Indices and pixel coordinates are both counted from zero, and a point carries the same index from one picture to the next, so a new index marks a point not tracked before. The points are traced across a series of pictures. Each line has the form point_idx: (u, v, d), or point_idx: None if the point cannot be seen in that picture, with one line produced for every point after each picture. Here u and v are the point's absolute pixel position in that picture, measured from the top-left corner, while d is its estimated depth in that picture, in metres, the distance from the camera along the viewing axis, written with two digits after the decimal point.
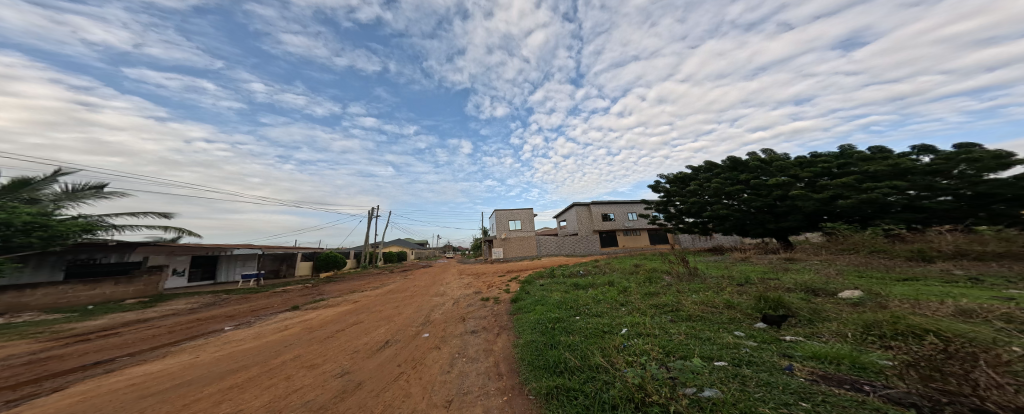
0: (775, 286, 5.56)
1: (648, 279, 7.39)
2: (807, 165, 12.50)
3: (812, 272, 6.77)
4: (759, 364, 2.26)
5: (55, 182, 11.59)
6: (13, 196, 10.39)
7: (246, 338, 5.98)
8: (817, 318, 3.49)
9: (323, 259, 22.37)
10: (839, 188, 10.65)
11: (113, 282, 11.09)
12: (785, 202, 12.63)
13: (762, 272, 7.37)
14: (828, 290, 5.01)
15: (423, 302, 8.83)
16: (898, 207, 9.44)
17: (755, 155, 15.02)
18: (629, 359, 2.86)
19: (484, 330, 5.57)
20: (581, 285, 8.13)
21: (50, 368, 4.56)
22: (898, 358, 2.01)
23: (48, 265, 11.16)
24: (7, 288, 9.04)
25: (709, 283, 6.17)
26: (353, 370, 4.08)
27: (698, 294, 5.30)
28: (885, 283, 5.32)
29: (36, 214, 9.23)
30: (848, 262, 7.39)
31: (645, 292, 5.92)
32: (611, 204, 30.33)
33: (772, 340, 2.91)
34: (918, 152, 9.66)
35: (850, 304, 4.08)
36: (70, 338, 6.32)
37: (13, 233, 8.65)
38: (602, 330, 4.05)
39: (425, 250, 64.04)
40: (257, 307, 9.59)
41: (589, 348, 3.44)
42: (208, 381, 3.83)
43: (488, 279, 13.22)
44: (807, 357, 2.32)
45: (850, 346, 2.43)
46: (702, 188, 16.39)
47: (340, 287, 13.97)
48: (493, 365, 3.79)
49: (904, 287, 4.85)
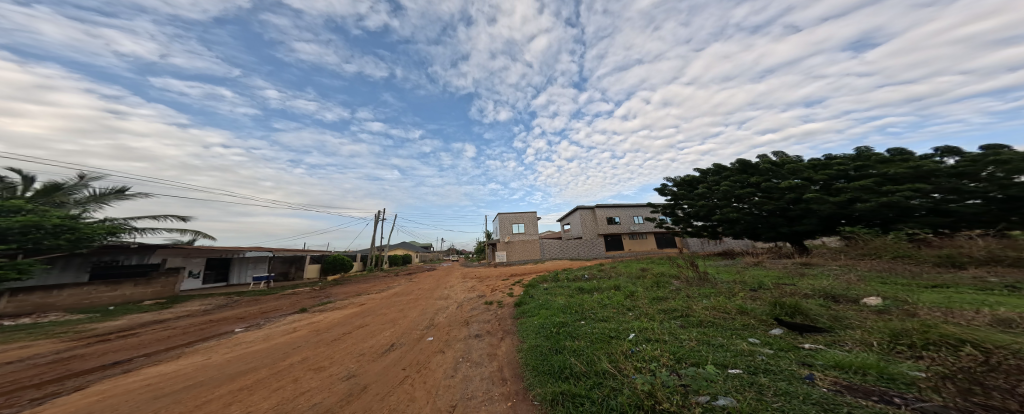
0: (791, 292, 5.33)
1: (656, 283, 7.20)
2: (821, 168, 12.11)
3: (831, 277, 6.48)
4: (776, 372, 2.14)
5: (84, 187, 12.16)
6: (45, 200, 10.91)
7: (256, 340, 6.05)
8: (839, 325, 3.30)
9: (330, 262, 22.66)
10: (857, 191, 10.22)
11: (133, 284, 11.43)
12: (799, 206, 12.21)
13: (775, 277, 7.09)
14: (849, 297, 4.76)
15: (427, 306, 8.79)
16: (923, 210, 9.07)
17: (765, 157, 14.66)
18: (637, 365, 2.75)
19: (487, 334, 5.49)
20: (586, 289, 7.97)
21: (72, 368, 4.68)
22: (931, 370, 1.86)
23: (75, 266, 11.61)
24: (36, 288, 9.38)
25: (720, 287, 5.97)
26: (359, 373, 4.06)
27: (709, 299, 5.12)
28: (912, 290, 5.03)
29: (64, 217, 9.66)
30: (870, 268, 7.06)
31: (653, 297, 5.75)
32: (617, 207, 29.98)
33: (790, 348, 2.76)
34: (942, 154, 9.24)
35: (874, 311, 3.87)
36: (92, 338, 6.52)
37: (43, 235, 9.08)
38: (608, 335, 3.93)
39: (429, 253, 64.33)
40: (267, 308, 9.78)
41: (595, 354, 3.34)
42: (218, 383, 3.86)
43: (491, 282, 13.13)
44: (829, 367, 2.18)
45: (876, 356, 2.28)
46: (710, 191, 16.06)
47: (346, 289, 14.13)
48: (497, 369, 3.72)
49: (933, 294, 4.57)
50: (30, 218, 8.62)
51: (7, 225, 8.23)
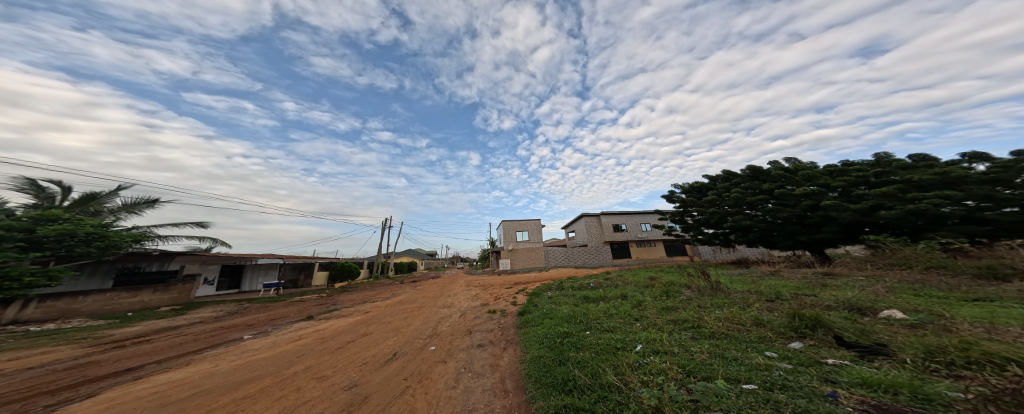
0: (811, 303, 5.03)
1: (666, 293, 6.92)
2: (838, 174, 11.61)
3: (856, 288, 6.09)
4: (795, 389, 1.99)
5: (115, 196, 12.89)
6: (82, 209, 11.67)
7: (262, 348, 6.13)
8: (868, 339, 3.03)
9: (338, 269, 23.00)
10: (879, 199, 9.67)
11: (152, 290, 11.89)
12: (817, 213, 11.66)
13: (794, 287, 6.70)
14: (876, 309, 4.45)
15: (431, 314, 8.71)
16: (955, 218, 8.51)
17: (777, 163, 14.23)
18: (644, 378, 2.61)
19: (490, 344, 5.38)
20: (592, 298, 7.77)
21: (87, 374, 4.83)
22: (973, 391, 1.68)
23: (101, 273, 12.11)
24: (64, 294, 9.83)
25: (734, 297, 5.71)
26: (361, 382, 4.01)
27: (722, 310, 4.88)
28: (948, 303, 4.64)
29: (96, 225, 10.24)
30: (900, 280, 6.56)
31: (662, 307, 5.54)
32: (624, 215, 29.52)
33: (811, 363, 2.56)
34: (970, 160, 8.75)
35: (906, 325, 3.57)
36: (108, 344, 6.75)
37: (76, 243, 9.61)
38: (614, 346, 3.78)
39: (433, 261, 64.47)
40: (276, 316, 9.93)
41: (600, 366, 3.20)
42: (223, 391, 3.90)
43: (495, 291, 12.94)
44: (855, 384, 2.00)
45: (909, 374, 2.08)
46: (721, 198, 15.62)
47: (352, 296, 14.25)
48: (499, 381, 3.59)
49: (973, 308, 4.20)
50: (65, 227, 9.19)
51: (45, 233, 8.79)
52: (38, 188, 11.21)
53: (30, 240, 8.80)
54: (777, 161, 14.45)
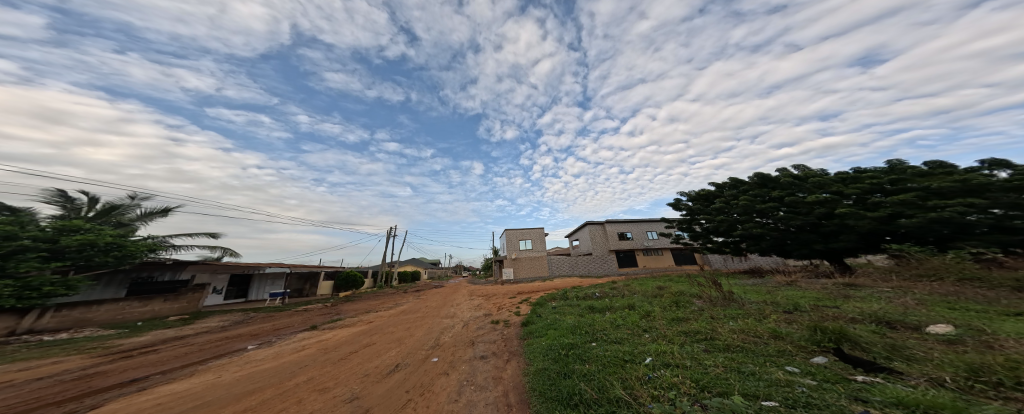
0: (833, 315, 4.73)
1: (676, 303, 6.65)
2: (851, 181, 11.19)
3: (882, 300, 5.69)
4: (822, 407, 1.82)
5: (135, 207, 13.40)
6: (106, 220, 12.24)
7: (266, 358, 6.11)
8: (899, 356, 2.78)
9: (342, 279, 23.12)
10: (898, 207, 9.23)
11: (162, 299, 12.20)
12: (833, 221, 11.14)
13: (814, 299, 6.34)
14: (907, 323, 4.13)
15: (433, 324, 8.57)
16: (984, 227, 8.05)
17: (786, 170, 13.87)
18: (654, 393, 2.45)
19: (493, 356, 5.22)
20: (598, 308, 7.52)
21: (94, 385, 4.87)
22: None
23: (117, 282, 12.39)
24: (79, 304, 10.06)
25: (748, 308, 5.43)
26: (363, 395, 3.90)
27: (736, 321, 4.64)
28: (988, 318, 4.29)
29: (115, 235, 10.65)
30: (931, 291, 6.15)
31: (671, 318, 5.30)
32: (630, 223, 29.06)
33: (838, 379, 2.36)
34: (990, 167, 8.36)
35: (943, 341, 3.28)
36: (116, 354, 6.81)
37: (95, 252, 9.94)
38: (622, 359, 3.60)
39: (436, 270, 63.89)
40: (280, 326, 9.85)
41: (608, 379, 3.04)
42: (225, 403, 3.85)
43: (499, 300, 12.65)
44: (889, 404, 1.82)
45: (951, 394, 1.88)
46: (729, 206, 15.25)
47: (357, 306, 14.16)
48: (502, 395, 3.43)
49: (1015, 323, 3.87)
50: (87, 237, 9.56)
51: (68, 243, 9.13)
52: (66, 200, 11.80)
53: (53, 250, 9.13)
54: (787, 167, 14.08)
